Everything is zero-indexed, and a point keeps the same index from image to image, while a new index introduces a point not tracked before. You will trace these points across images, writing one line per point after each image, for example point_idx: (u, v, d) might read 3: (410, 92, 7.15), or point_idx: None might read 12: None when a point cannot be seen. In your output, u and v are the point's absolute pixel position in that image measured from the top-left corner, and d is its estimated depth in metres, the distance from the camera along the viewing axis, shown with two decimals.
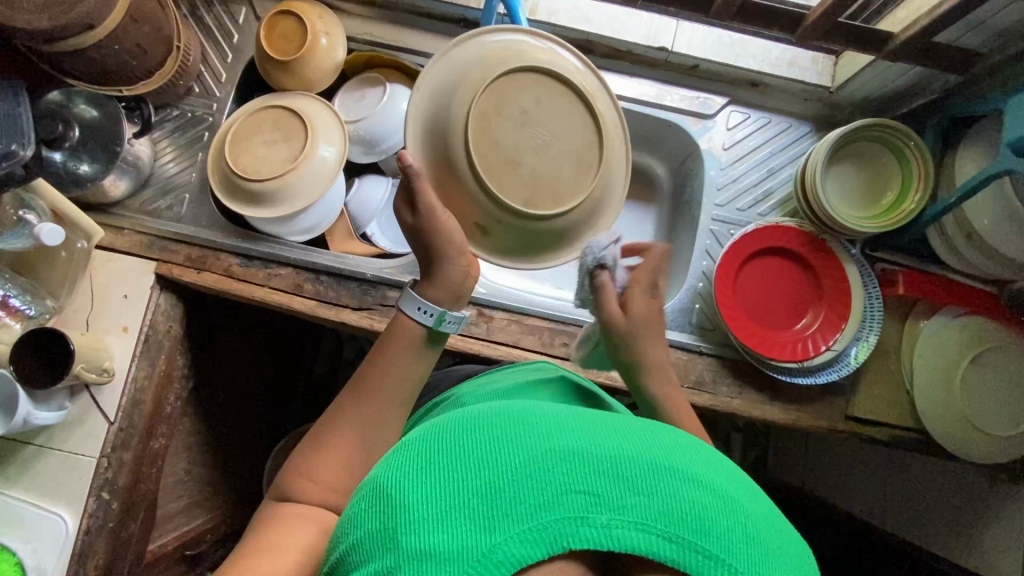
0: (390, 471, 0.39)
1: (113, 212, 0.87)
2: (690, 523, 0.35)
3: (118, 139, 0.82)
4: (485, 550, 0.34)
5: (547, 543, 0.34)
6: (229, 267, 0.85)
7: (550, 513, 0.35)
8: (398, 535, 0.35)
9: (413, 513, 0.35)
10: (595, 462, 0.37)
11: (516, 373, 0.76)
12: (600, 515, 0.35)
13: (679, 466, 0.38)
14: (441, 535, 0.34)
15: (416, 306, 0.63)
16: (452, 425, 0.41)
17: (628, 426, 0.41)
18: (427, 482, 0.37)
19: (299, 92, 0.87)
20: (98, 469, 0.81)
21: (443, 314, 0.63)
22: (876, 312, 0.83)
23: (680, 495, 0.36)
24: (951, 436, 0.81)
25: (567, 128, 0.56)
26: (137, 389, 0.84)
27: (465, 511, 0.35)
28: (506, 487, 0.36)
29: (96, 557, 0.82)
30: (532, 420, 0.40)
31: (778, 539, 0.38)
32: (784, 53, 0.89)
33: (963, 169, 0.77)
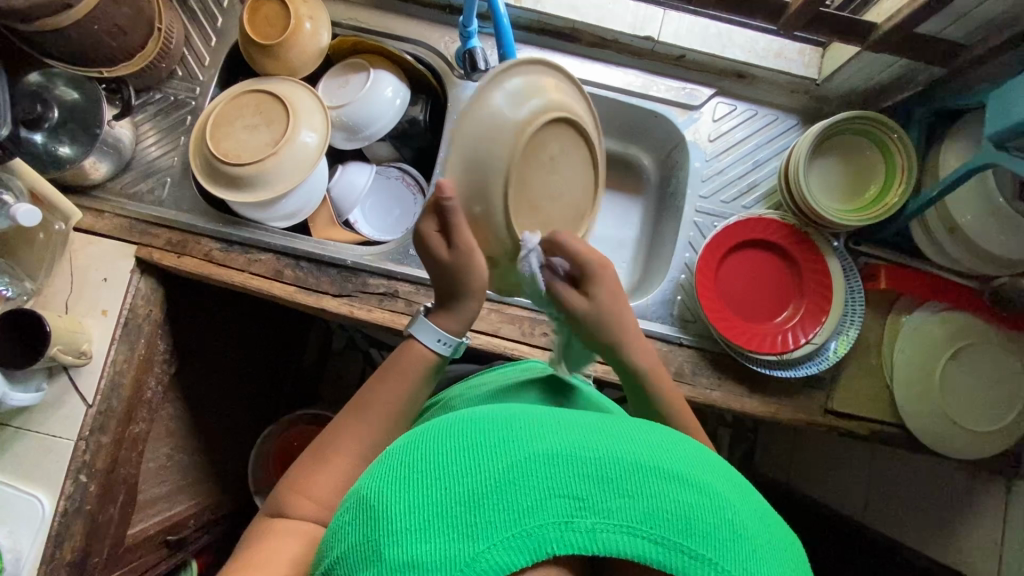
0: (374, 484, 0.39)
1: (94, 195, 0.87)
2: (674, 523, 0.37)
3: (97, 121, 0.81)
4: (470, 558, 0.34)
5: (531, 549, 0.35)
6: (209, 251, 0.85)
7: (535, 519, 0.36)
8: (383, 548, 0.35)
9: (398, 525, 0.35)
10: (578, 465, 0.37)
11: (503, 374, 0.77)
12: (585, 519, 0.36)
13: (665, 465, 0.39)
14: (427, 546, 0.35)
15: (435, 336, 0.64)
16: (436, 432, 0.42)
17: (610, 425, 0.42)
18: (410, 492, 0.37)
19: (285, 77, 0.87)
20: (75, 451, 0.81)
21: (459, 344, 0.66)
22: (857, 306, 0.82)
23: (664, 495, 0.37)
24: (929, 432, 0.81)
25: (573, 180, 0.63)
26: (116, 373, 0.84)
27: (449, 520, 0.36)
28: (489, 495, 0.36)
29: (73, 539, 0.83)
30: (513, 423, 0.41)
31: (763, 532, 0.39)
32: (770, 45, 0.88)
33: (946, 161, 0.77)
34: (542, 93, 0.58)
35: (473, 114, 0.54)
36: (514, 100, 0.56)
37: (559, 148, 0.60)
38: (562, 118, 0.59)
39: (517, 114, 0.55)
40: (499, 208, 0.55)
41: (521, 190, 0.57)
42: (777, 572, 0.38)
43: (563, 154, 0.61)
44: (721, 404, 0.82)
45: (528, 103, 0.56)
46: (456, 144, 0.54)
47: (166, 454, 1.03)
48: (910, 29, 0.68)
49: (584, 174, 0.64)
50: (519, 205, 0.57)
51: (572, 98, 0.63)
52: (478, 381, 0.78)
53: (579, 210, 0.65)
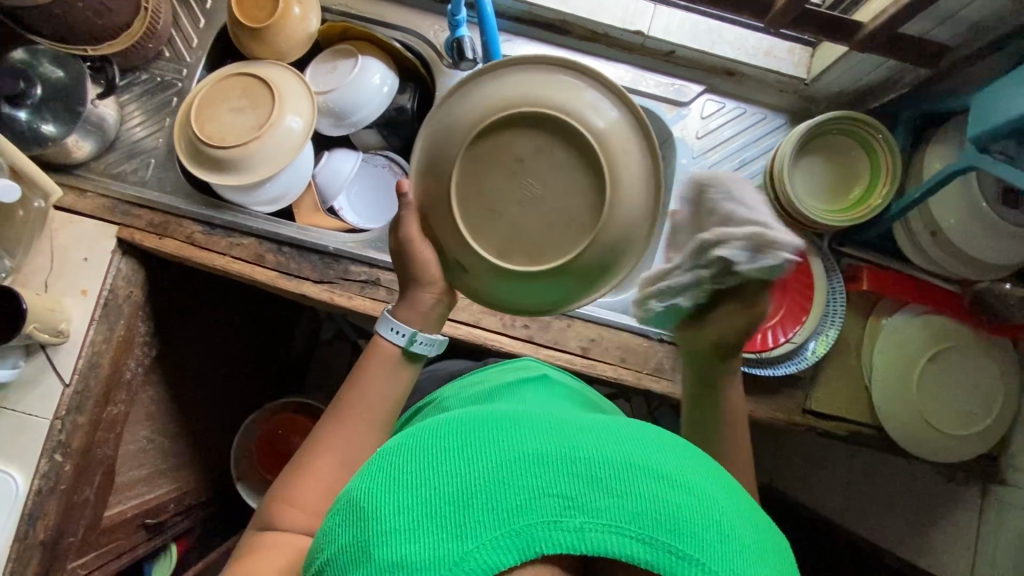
0: (363, 485, 0.41)
1: (77, 174, 0.86)
2: (662, 523, 0.37)
3: (81, 99, 0.81)
4: (457, 558, 0.36)
5: (519, 548, 0.36)
6: (191, 234, 0.84)
7: (524, 518, 0.37)
8: (372, 548, 0.36)
9: (387, 525, 0.37)
10: (565, 466, 0.38)
11: (499, 374, 0.76)
12: (573, 519, 0.37)
13: (653, 466, 0.40)
14: (417, 544, 0.36)
15: (388, 325, 0.63)
16: (430, 433, 0.44)
17: (599, 428, 0.43)
18: (399, 494, 0.38)
19: (272, 61, 0.86)
20: (52, 430, 0.81)
21: (414, 334, 0.63)
22: (838, 305, 0.83)
23: (652, 495, 0.38)
24: (906, 433, 0.81)
25: (560, 185, 0.56)
26: (94, 353, 0.84)
27: (438, 521, 0.37)
28: (479, 494, 0.38)
29: (47, 518, 0.82)
30: (502, 427, 0.42)
31: (751, 533, 0.40)
32: (760, 43, 0.88)
33: (931, 164, 0.77)
34: (508, 92, 0.56)
35: (436, 123, 0.58)
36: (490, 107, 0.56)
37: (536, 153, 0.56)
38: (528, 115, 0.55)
39: (473, 118, 0.56)
40: (451, 210, 0.57)
41: (477, 193, 0.56)
42: (763, 571, 0.38)
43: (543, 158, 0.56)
44: None
45: (485, 106, 0.56)
46: (418, 150, 0.59)
47: (146, 437, 1.03)
48: (896, 29, 0.68)
49: (579, 178, 0.56)
50: (475, 207, 0.57)
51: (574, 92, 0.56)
52: (469, 381, 0.78)
53: (570, 221, 0.56)
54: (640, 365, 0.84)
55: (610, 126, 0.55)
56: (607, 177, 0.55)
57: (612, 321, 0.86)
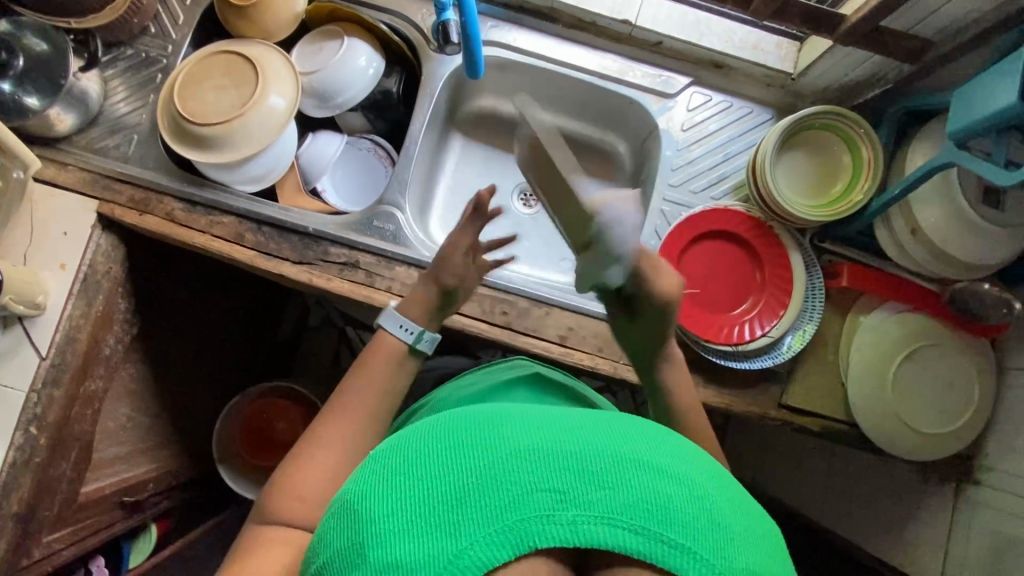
0: (356, 488, 0.41)
1: (59, 147, 0.86)
2: (655, 513, 0.37)
3: (63, 71, 0.80)
4: (452, 556, 0.36)
5: (513, 544, 0.36)
6: (171, 211, 0.84)
7: (516, 514, 0.37)
8: (366, 549, 0.37)
9: (378, 525, 0.37)
10: (556, 459, 0.39)
11: (489, 375, 0.78)
12: (566, 512, 0.37)
13: (645, 458, 0.40)
14: (410, 544, 0.36)
15: (396, 322, 0.70)
16: (422, 431, 0.44)
17: (592, 422, 0.43)
18: (391, 495, 0.39)
19: (257, 40, 0.86)
20: (28, 402, 0.82)
21: (421, 332, 0.69)
22: (817, 300, 0.83)
23: (646, 485, 0.38)
24: (881, 431, 0.81)
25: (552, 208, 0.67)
26: (72, 327, 0.84)
27: (431, 520, 0.37)
28: (472, 491, 0.38)
29: (21, 490, 0.82)
30: (495, 422, 0.42)
31: (747, 520, 0.40)
32: (747, 36, 0.88)
33: (913, 161, 0.77)
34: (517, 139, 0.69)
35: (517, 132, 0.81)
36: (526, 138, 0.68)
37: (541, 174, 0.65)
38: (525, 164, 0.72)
39: None
40: None
41: None
42: (760, 559, 0.38)
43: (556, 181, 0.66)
44: None
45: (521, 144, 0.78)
46: None
47: (126, 415, 1.02)
48: (878, 23, 0.68)
49: None
50: None
51: None
52: (466, 382, 0.80)
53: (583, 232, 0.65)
54: (618, 355, 0.84)
55: None
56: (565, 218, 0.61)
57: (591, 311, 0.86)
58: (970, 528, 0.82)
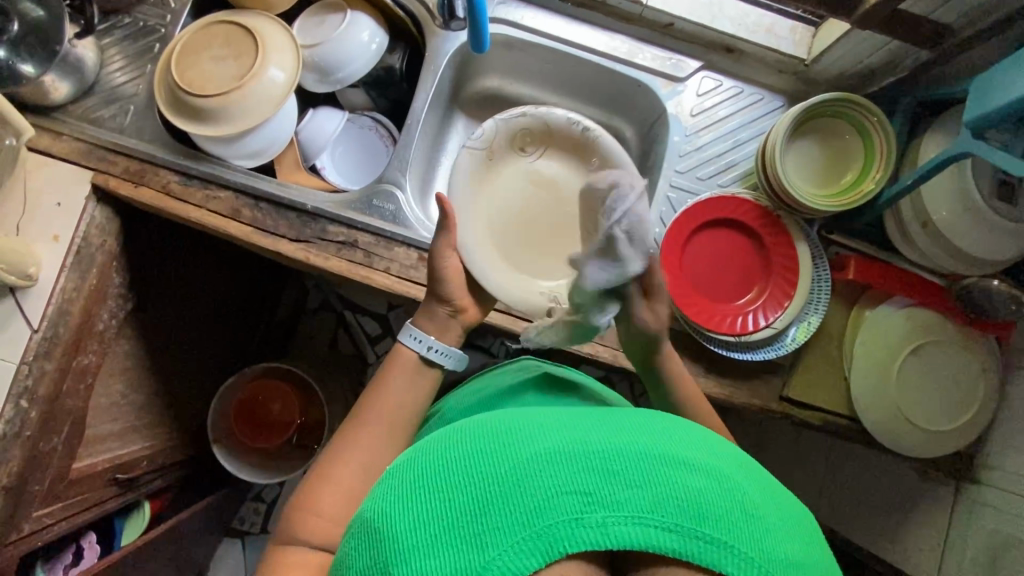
0: (380, 505, 0.43)
1: (54, 116, 0.84)
2: (683, 508, 0.39)
3: (58, 37, 0.78)
4: (482, 566, 0.37)
5: (544, 550, 0.38)
6: (167, 184, 0.83)
7: (543, 520, 0.38)
8: (395, 564, 0.39)
9: (407, 541, 0.39)
10: (578, 462, 0.40)
11: (498, 378, 0.79)
12: (594, 514, 0.38)
13: (667, 454, 0.42)
14: (442, 557, 0.38)
15: (409, 333, 0.71)
16: (442, 446, 0.46)
17: (607, 422, 0.45)
18: (417, 510, 0.41)
19: (259, 11, 0.84)
20: (19, 375, 0.80)
21: (432, 342, 0.70)
22: (823, 292, 0.81)
23: (670, 482, 0.40)
24: (882, 427, 0.80)
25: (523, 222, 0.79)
26: (65, 300, 0.82)
27: (459, 530, 0.39)
28: (497, 500, 0.40)
29: (11, 464, 0.82)
30: (515, 430, 0.45)
31: (772, 506, 0.42)
32: (761, 20, 0.86)
33: (927, 152, 0.75)
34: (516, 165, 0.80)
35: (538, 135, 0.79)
36: (502, 149, 0.79)
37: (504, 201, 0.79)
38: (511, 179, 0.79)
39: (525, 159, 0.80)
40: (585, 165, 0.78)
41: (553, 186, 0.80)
42: (789, 543, 0.40)
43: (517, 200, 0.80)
44: None
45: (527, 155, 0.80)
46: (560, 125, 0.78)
47: (119, 392, 1.01)
48: (897, 5, 0.66)
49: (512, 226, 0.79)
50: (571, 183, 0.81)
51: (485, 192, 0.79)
52: (475, 387, 0.80)
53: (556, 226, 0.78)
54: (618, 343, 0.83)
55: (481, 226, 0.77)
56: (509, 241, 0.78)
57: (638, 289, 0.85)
58: (969, 527, 0.81)
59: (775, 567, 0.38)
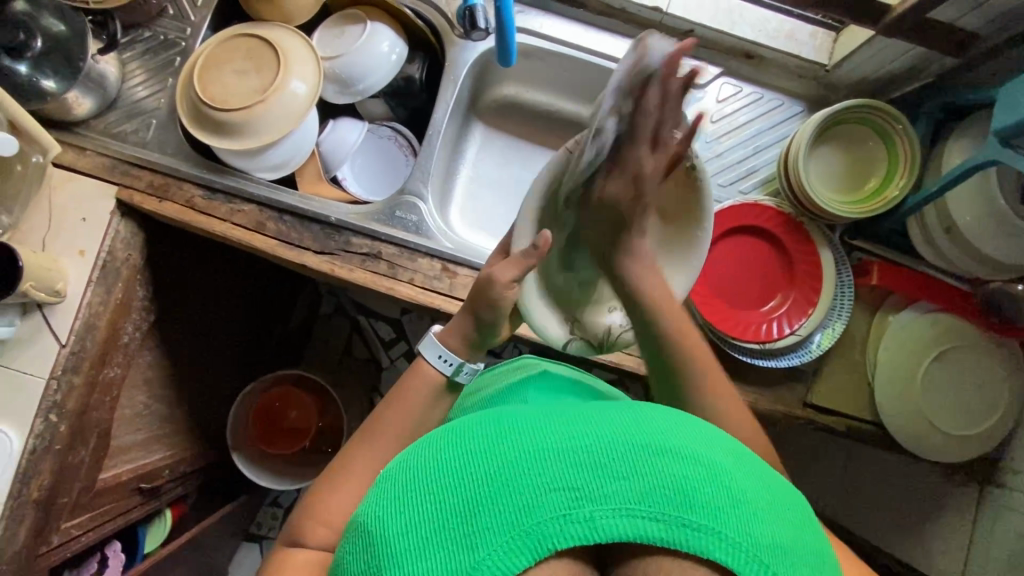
0: (373, 511, 0.44)
1: (77, 131, 0.84)
2: (670, 498, 0.39)
3: (82, 53, 0.79)
4: (473, 565, 0.38)
5: (533, 547, 0.38)
6: (192, 198, 0.83)
7: (531, 518, 0.39)
8: (388, 568, 0.40)
9: (401, 544, 0.40)
10: (565, 459, 0.41)
11: (501, 377, 0.82)
12: (582, 509, 0.39)
13: (654, 444, 0.42)
14: (434, 558, 0.39)
15: (436, 353, 0.67)
16: (429, 449, 0.47)
17: (594, 416, 0.45)
18: (408, 513, 0.42)
19: (279, 24, 0.84)
20: (47, 390, 0.81)
21: (461, 364, 0.67)
22: (846, 299, 0.81)
23: (655, 473, 0.40)
24: (906, 432, 0.80)
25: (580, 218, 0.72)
26: (92, 314, 0.83)
27: (449, 532, 0.40)
28: (486, 500, 0.40)
29: (41, 478, 0.82)
30: (504, 428, 0.45)
31: (762, 495, 0.42)
32: (780, 26, 0.87)
33: (951, 158, 0.75)
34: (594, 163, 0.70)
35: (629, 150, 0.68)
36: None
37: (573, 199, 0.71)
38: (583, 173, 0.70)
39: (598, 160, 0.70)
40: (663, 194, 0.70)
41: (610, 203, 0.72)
42: (778, 528, 0.41)
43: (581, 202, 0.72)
44: None
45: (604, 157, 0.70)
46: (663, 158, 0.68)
47: (142, 402, 1.02)
48: (926, 12, 0.65)
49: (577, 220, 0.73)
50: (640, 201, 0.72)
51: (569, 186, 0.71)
52: (478, 387, 0.83)
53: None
54: None
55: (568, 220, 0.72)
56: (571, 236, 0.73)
57: None
58: (994, 531, 0.81)
59: (763, 549, 0.39)
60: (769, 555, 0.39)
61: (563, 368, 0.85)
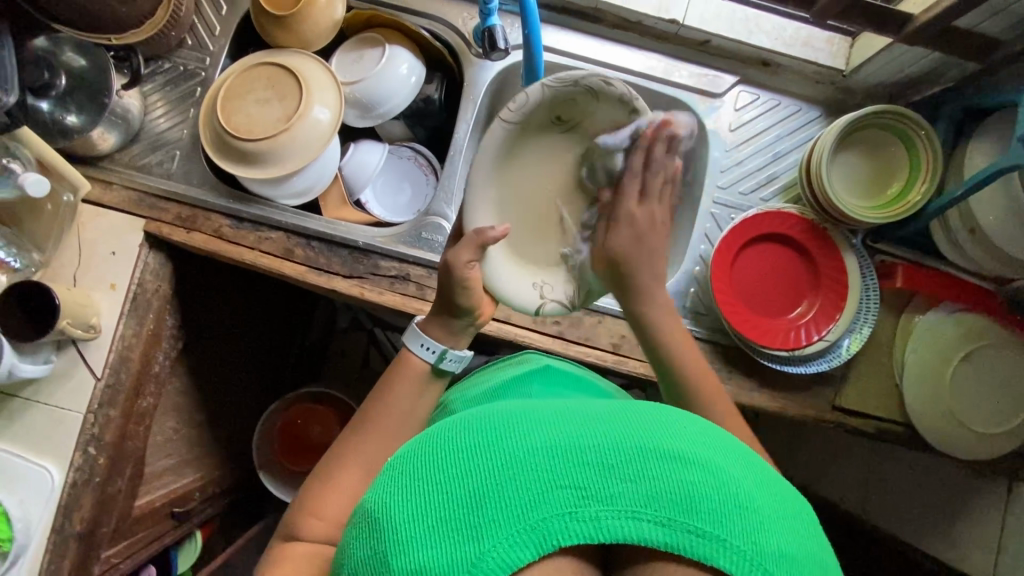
0: (377, 496, 0.43)
1: (102, 165, 0.85)
2: (677, 503, 0.38)
3: (107, 90, 0.79)
4: (476, 559, 0.37)
5: (538, 544, 0.38)
6: (219, 228, 0.84)
7: (536, 513, 0.38)
8: (391, 557, 0.38)
9: (405, 532, 0.39)
10: (573, 457, 0.39)
11: (501, 371, 0.81)
12: (588, 509, 0.38)
13: (665, 446, 0.41)
14: (438, 549, 0.38)
15: (418, 342, 0.68)
16: (433, 436, 0.45)
17: (604, 414, 0.44)
18: (412, 500, 0.40)
19: (298, 51, 0.84)
20: (84, 424, 0.82)
21: (445, 351, 0.68)
22: (872, 304, 0.82)
23: (664, 476, 0.39)
24: (936, 432, 0.81)
25: (526, 177, 0.69)
26: (125, 347, 0.84)
27: (452, 523, 0.38)
28: (490, 494, 0.39)
29: (82, 511, 0.83)
30: (512, 419, 0.43)
31: (772, 504, 0.41)
32: (798, 32, 0.86)
33: (973, 161, 0.76)
34: (530, 116, 0.66)
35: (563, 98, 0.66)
36: (534, 122, 0.67)
37: (515, 164, 0.69)
38: (518, 127, 0.66)
39: (533, 111, 0.66)
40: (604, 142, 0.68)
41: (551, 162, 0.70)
42: (787, 539, 0.39)
43: (522, 169, 0.69)
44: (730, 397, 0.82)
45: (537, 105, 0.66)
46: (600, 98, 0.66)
47: (172, 428, 1.03)
48: (949, 21, 0.66)
49: (524, 179, 0.70)
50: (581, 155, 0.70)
51: (508, 148, 0.67)
52: (476, 380, 0.83)
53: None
54: None
55: (515, 181, 0.69)
56: (517, 202, 0.70)
57: None
58: None
59: (768, 559, 0.38)
60: (775, 564, 0.38)
61: (566, 364, 0.84)
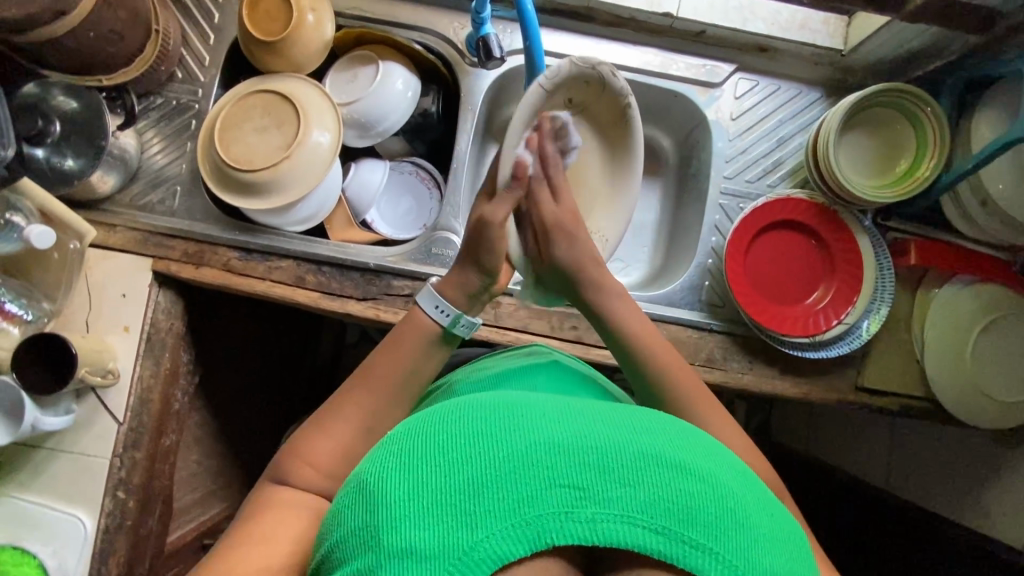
0: (372, 468, 0.41)
1: (103, 208, 0.84)
2: (674, 512, 0.37)
3: (103, 132, 0.78)
4: (467, 548, 0.35)
5: (531, 540, 0.36)
6: (228, 261, 0.83)
7: (532, 508, 0.36)
8: (381, 532, 0.36)
9: (398, 508, 0.37)
10: (576, 456, 0.38)
11: (508, 358, 0.75)
12: (585, 510, 0.37)
13: (669, 455, 0.39)
14: (428, 530, 0.36)
15: (434, 303, 0.66)
16: (435, 416, 0.43)
17: (610, 414, 0.42)
18: (410, 478, 0.38)
19: (290, 74, 0.83)
20: (111, 469, 0.81)
21: (458, 316, 0.67)
22: (887, 284, 0.81)
23: (664, 484, 0.38)
24: (962, 404, 0.81)
25: None
26: (144, 389, 0.83)
27: (445, 508, 0.36)
28: (487, 485, 0.37)
29: (117, 555, 0.82)
30: (518, 411, 0.41)
31: (767, 523, 0.39)
32: (793, 16, 0.86)
33: (979, 133, 0.75)
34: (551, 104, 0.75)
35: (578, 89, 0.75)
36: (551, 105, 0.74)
37: None
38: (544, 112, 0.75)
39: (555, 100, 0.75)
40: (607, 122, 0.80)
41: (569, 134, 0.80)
42: (781, 564, 0.38)
43: None
44: (753, 387, 0.82)
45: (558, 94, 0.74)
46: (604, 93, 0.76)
47: (196, 461, 1.02)
48: None
49: None
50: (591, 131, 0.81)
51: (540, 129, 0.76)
52: (483, 364, 0.76)
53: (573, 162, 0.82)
54: (692, 356, 0.83)
55: None
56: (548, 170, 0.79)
57: (688, 320, 0.84)
58: None
59: None
60: None
61: (576, 359, 0.79)
